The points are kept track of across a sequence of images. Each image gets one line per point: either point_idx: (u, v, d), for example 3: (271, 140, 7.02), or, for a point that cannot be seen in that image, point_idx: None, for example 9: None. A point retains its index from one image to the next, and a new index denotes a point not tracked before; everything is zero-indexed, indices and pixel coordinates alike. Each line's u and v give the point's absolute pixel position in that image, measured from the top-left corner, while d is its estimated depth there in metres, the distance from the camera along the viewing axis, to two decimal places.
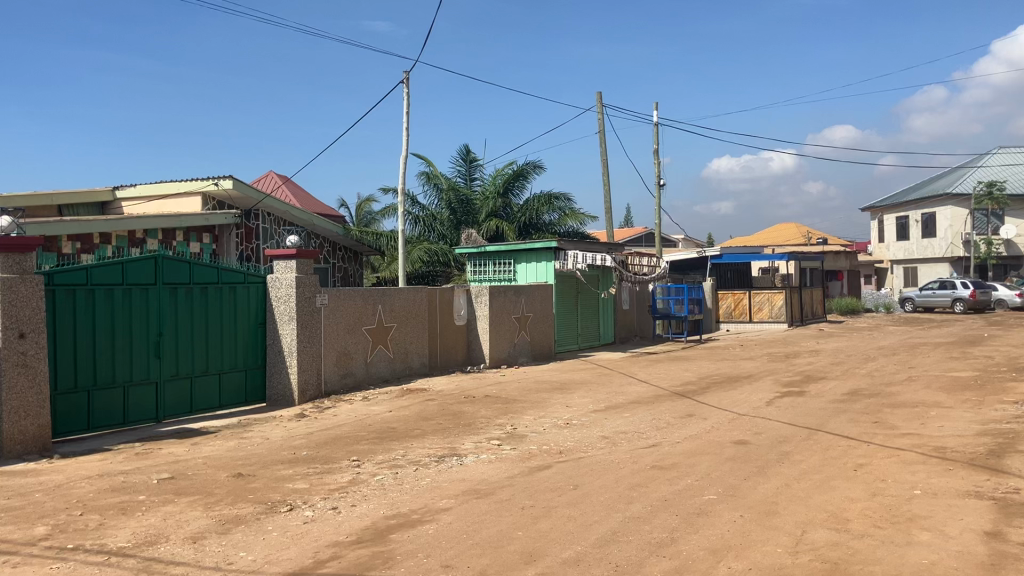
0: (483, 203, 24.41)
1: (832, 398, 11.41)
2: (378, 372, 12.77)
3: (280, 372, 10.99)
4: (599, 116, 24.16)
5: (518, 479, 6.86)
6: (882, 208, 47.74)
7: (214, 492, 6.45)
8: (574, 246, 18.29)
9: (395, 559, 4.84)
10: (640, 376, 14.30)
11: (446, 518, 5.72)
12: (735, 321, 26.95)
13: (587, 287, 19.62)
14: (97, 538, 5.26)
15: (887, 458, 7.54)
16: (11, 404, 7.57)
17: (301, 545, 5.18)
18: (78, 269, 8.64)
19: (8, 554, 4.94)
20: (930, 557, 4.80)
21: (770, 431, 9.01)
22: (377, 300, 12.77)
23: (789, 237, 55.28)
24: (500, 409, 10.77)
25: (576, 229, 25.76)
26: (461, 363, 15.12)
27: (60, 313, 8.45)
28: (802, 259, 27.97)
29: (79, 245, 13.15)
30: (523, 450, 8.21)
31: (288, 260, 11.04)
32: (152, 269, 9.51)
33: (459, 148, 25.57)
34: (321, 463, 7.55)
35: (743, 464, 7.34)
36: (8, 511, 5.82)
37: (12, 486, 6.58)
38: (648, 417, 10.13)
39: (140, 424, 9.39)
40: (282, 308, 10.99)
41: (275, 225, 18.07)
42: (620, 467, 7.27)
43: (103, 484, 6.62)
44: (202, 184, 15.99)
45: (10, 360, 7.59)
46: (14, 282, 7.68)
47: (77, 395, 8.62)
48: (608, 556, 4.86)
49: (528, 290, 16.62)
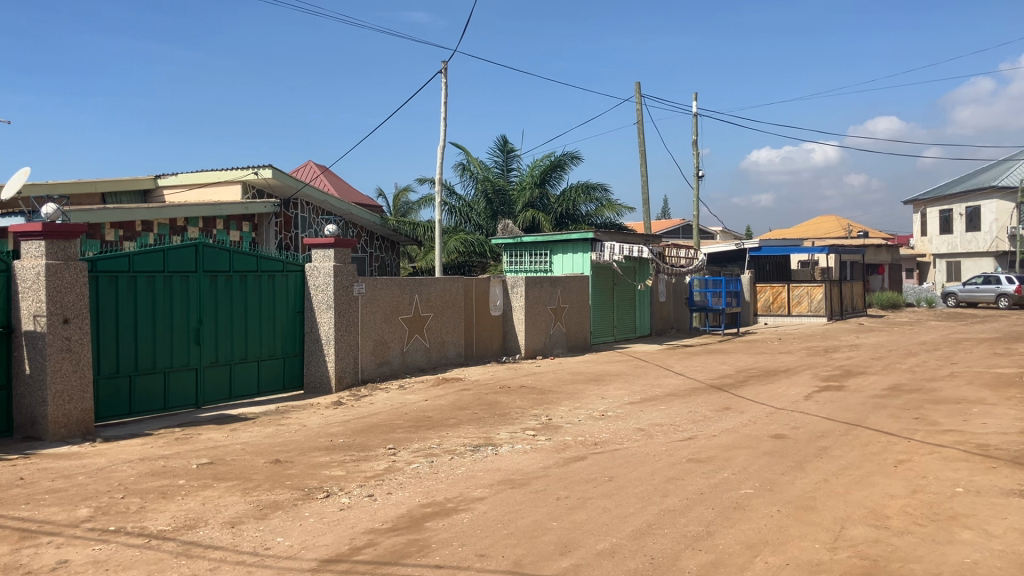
0: (520, 194, 24.39)
1: (871, 393, 11.25)
2: (414, 361, 12.83)
3: (317, 361, 11.08)
4: (638, 107, 24.00)
5: (552, 470, 6.85)
6: (924, 201, 47.08)
7: (253, 477, 6.53)
8: (610, 237, 18.24)
9: (430, 548, 4.86)
10: (677, 368, 14.21)
11: (481, 508, 5.73)
12: (774, 314, 26.66)
13: (624, 280, 19.57)
14: (138, 521, 5.35)
15: (928, 454, 7.42)
16: (56, 388, 7.71)
17: (338, 531, 5.21)
18: (121, 256, 8.76)
19: (52, 535, 5.04)
20: (973, 555, 4.71)
21: (808, 425, 8.93)
22: (413, 290, 12.78)
23: (831, 229, 54.65)
24: (534, 400, 10.77)
25: (613, 221, 25.66)
26: (496, 354, 15.16)
27: (103, 300, 8.59)
28: (843, 253, 27.56)
29: (122, 233, 13.37)
30: (559, 441, 8.19)
31: (327, 249, 11.09)
32: (193, 256, 9.61)
33: (497, 139, 25.63)
34: (358, 451, 7.60)
35: (781, 458, 7.27)
36: (51, 493, 5.92)
37: (56, 468, 6.71)
38: (685, 410, 10.07)
39: (181, 409, 9.54)
40: (320, 297, 11.05)
41: (313, 214, 18.22)
42: (656, 459, 7.24)
43: (144, 468, 6.73)
44: (242, 172, 16.15)
45: (55, 344, 7.71)
46: (59, 268, 7.80)
47: (120, 380, 8.77)
48: (643, 548, 4.84)
49: (564, 281, 16.58)
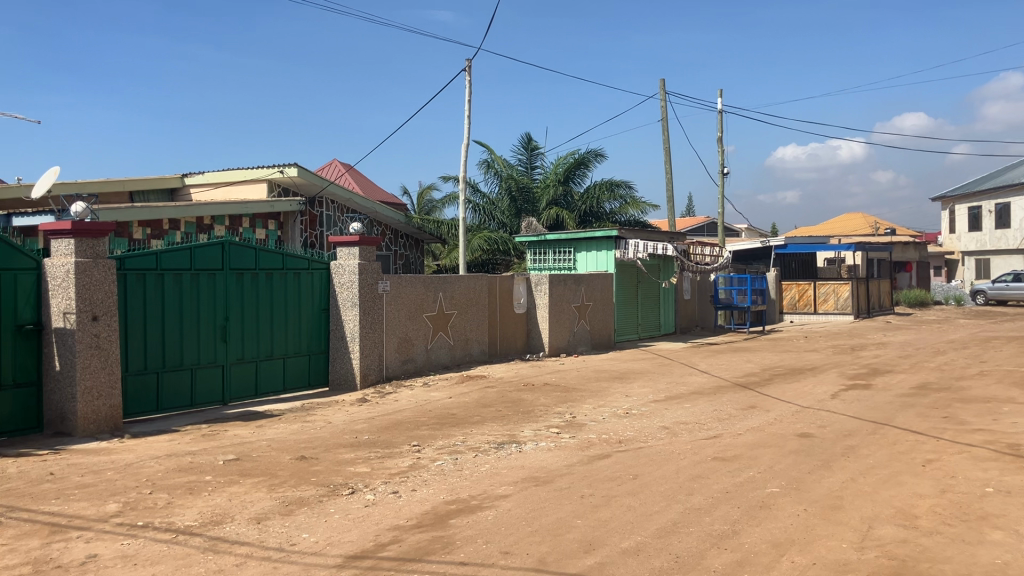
0: (544, 191, 24.37)
1: (899, 392, 11.13)
2: (438, 358, 12.86)
3: (342, 358, 11.13)
4: (662, 104, 23.90)
5: (577, 468, 6.84)
6: (953, 198, 46.56)
7: (278, 473, 6.58)
8: (635, 235, 18.19)
9: (455, 544, 4.87)
10: (702, 367, 14.14)
11: (505, 505, 5.73)
12: (800, 312, 26.46)
13: (648, 277, 19.49)
14: (165, 516, 5.40)
15: (958, 454, 7.33)
16: (85, 384, 7.79)
17: (363, 528, 5.23)
18: (149, 254, 8.85)
19: (82, 530, 5.10)
20: (1004, 556, 4.65)
21: (834, 424, 8.85)
22: (437, 288, 12.80)
23: (857, 227, 54.17)
24: (559, 397, 10.77)
25: (637, 219, 25.58)
26: (520, 352, 15.16)
27: (131, 298, 8.68)
28: (870, 250, 27.30)
29: (149, 231, 13.49)
30: (583, 439, 8.18)
31: (351, 247, 11.13)
32: (219, 254, 9.68)
33: (521, 137, 25.62)
34: (382, 447, 7.62)
35: (807, 457, 7.22)
36: (80, 488, 5.99)
37: (85, 464, 6.78)
38: (710, 408, 10.02)
39: (208, 406, 9.61)
40: (345, 294, 11.10)
41: (338, 213, 18.30)
42: (681, 458, 7.20)
43: (171, 464, 6.79)
44: (268, 171, 16.26)
45: (84, 341, 7.79)
46: (88, 266, 7.89)
47: (147, 376, 8.85)
48: (668, 547, 4.82)
49: (588, 278, 16.54)
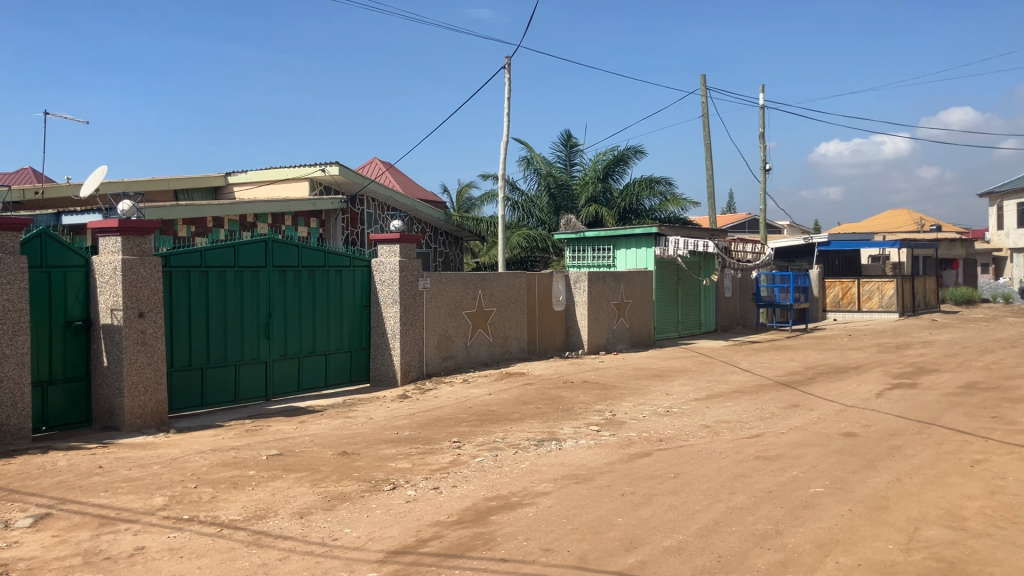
0: (583, 188, 24.30)
1: (945, 391, 10.95)
2: (478, 355, 12.89)
3: (383, 354, 11.20)
4: (703, 99, 23.71)
5: (617, 466, 6.82)
6: (1001, 193, 45.63)
7: (321, 468, 6.63)
8: (675, 232, 18.08)
9: (496, 541, 4.87)
10: (743, 365, 14.02)
11: (546, 502, 5.72)
12: (843, 310, 26.11)
13: (688, 275, 19.35)
14: (210, 510, 5.47)
15: (1007, 455, 7.19)
16: (131, 380, 7.92)
17: (404, 523, 5.26)
18: (194, 251, 8.97)
19: (129, 522, 5.19)
20: None
21: (879, 423, 8.72)
22: (477, 285, 12.83)
23: (902, 223, 53.33)
24: (598, 395, 10.74)
25: (677, 215, 25.41)
26: (559, 349, 15.15)
27: (176, 294, 8.81)
28: (915, 247, 26.86)
29: (193, 230, 13.68)
30: (623, 436, 8.15)
31: (392, 245, 11.20)
32: (262, 252, 9.79)
33: (560, 134, 25.57)
34: (423, 444, 7.66)
35: (852, 457, 7.12)
36: (128, 481, 6.10)
37: (132, 457, 6.90)
38: (752, 406, 9.93)
39: (251, 401, 9.73)
40: (386, 291, 11.17)
41: (378, 211, 18.42)
42: (722, 456, 7.15)
43: (215, 459, 6.88)
44: (310, 169, 16.41)
45: (131, 338, 7.92)
46: (134, 263, 8.01)
47: (192, 372, 8.98)
48: (711, 546, 4.78)
49: (628, 276, 16.47)
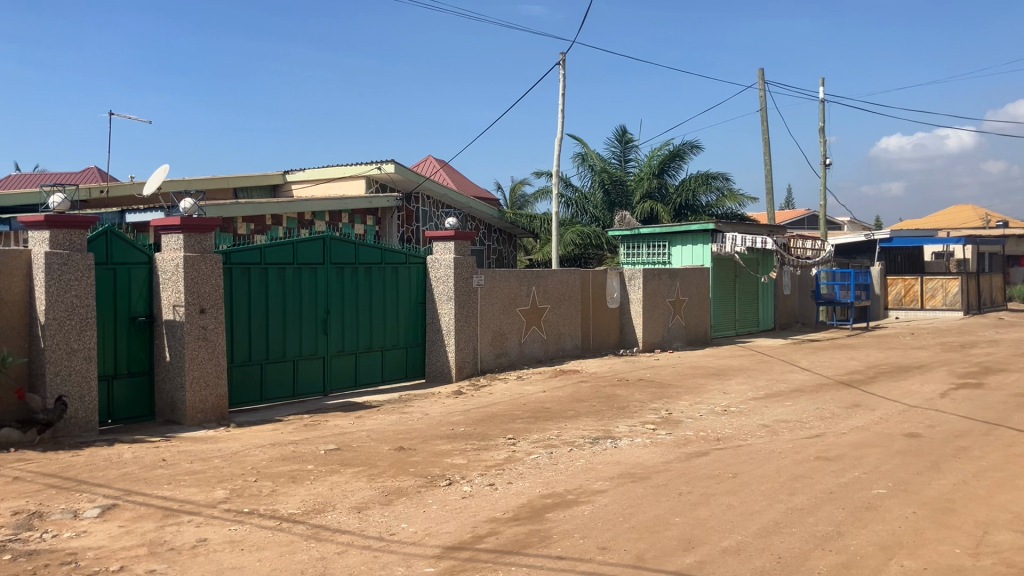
0: (638, 184, 24.13)
1: (1014, 391, 10.64)
2: (532, 352, 12.89)
3: (438, 350, 11.26)
4: (760, 94, 23.36)
5: (674, 465, 6.75)
6: None
7: (377, 464, 6.69)
8: (732, 228, 17.86)
9: (552, 538, 4.86)
10: (802, 363, 13.79)
11: (602, 500, 5.69)
12: (906, 307, 25.54)
13: (745, 272, 19.10)
14: (270, 504, 5.55)
15: None
16: (193, 374, 8.08)
17: (461, 519, 5.28)
18: (253, 249, 9.11)
19: (192, 514, 5.28)
20: None
21: (944, 424, 8.51)
22: (531, 282, 12.83)
23: (967, 219, 52.02)
24: (654, 393, 10.65)
25: (734, 212, 25.09)
26: (613, 347, 15.07)
27: (236, 291, 8.96)
28: (981, 244, 26.16)
29: (252, 227, 13.90)
30: (680, 435, 8.07)
31: (447, 242, 11.24)
32: (320, 249, 9.90)
33: (614, 130, 25.42)
34: (478, 440, 7.67)
35: (916, 458, 6.96)
36: (190, 474, 6.21)
37: (194, 451, 7.04)
38: (811, 406, 9.77)
39: (309, 396, 9.86)
40: (441, 288, 11.22)
41: (433, 208, 18.51)
42: (781, 456, 7.04)
43: (275, 453, 6.98)
44: (366, 167, 16.55)
45: (192, 333, 8.07)
46: (196, 260, 8.16)
47: (251, 367, 9.13)
48: (771, 547, 4.71)
49: (683, 273, 16.31)
